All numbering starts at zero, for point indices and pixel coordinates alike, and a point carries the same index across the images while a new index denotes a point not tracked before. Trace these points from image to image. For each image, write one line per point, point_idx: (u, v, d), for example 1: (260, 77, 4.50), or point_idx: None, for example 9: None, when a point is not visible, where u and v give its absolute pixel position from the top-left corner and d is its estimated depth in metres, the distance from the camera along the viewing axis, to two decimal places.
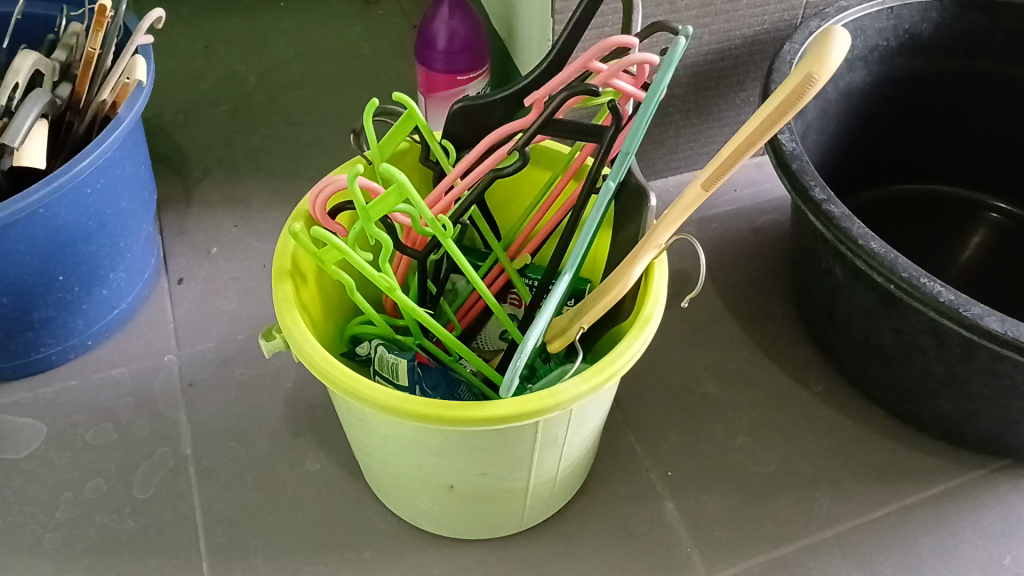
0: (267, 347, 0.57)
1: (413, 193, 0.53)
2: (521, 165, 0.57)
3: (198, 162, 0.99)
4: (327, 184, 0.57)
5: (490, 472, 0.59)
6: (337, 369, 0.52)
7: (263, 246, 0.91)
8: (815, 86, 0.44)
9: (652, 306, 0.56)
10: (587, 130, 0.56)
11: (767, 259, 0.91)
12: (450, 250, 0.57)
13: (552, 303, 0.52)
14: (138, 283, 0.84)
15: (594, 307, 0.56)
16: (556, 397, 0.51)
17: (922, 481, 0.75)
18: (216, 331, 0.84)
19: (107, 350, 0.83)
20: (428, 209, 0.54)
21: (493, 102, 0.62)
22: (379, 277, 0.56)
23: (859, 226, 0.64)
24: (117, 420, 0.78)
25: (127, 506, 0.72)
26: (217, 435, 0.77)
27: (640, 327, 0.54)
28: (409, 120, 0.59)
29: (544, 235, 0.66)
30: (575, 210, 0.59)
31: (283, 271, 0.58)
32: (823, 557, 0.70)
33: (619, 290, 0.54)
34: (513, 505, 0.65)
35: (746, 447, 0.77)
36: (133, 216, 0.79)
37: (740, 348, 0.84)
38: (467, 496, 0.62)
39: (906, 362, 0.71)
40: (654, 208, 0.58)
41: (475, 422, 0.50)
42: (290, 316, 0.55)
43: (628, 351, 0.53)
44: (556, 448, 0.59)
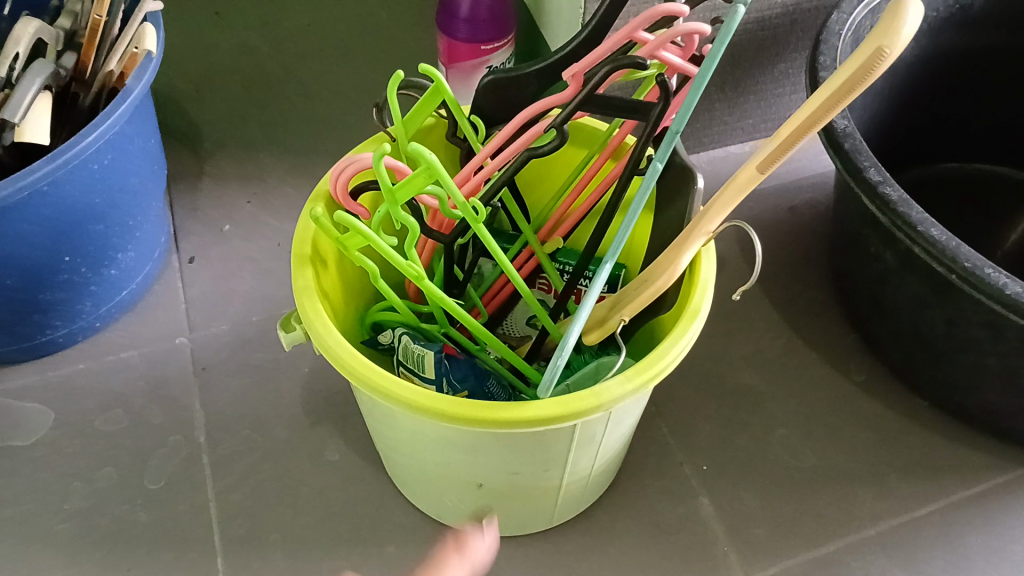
0: (286, 341, 0.54)
1: (444, 174, 0.48)
2: (558, 145, 0.53)
3: (210, 135, 0.95)
4: (348, 163, 0.53)
5: (522, 471, 0.56)
6: (363, 364, 0.48)
7: (278, 223, 0.88)
8: (886, 61, 0.39)
9: (700, 298, 0.52)
10: (633, 107, 0.52)
11: (805, 241, 0.87)
12: (482, 236, 0.53)
13: (592, 294, 0.49)
14: (148, 261, 0.81)
15: (636, 299, 0.52)
16: (598, 398, 0.47)
17: (970, 477, 0.71)
18: (230, 312, 0.81)
19: (117, 332, 0.79)
20: (459, 193, 0.50)
21: (525, 76, 0.58)
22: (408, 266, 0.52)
23: (918, 211, 0.60)
24: (129, 405, 0.75)
25: (140, 497, 0.70)
26: (232, 423, 0.74)
27: (687, 321, 0.51)
28: (437, 94, 0.54)
29: (578, 216, 0.62)
30: (615, 193, 0.55)
31: (302, 255, 0.54)
32: (865, 557, 0.67)
33: (665, 281, 0.51)
34: (543, 503, 0.62)
35: (784, 441, 0.73)
36: (143, 193, 0.75)
37: (777, 335, 0.80)
38: (497, 494, 0.59)
39: (958, 354, 0.67)
40: (702, 192, 0.53)
41: (512, 424, 0.47)
42: (310, 305, 0.51)
43: (675, 348, 0.49)
44: (592, 446, 0.56)
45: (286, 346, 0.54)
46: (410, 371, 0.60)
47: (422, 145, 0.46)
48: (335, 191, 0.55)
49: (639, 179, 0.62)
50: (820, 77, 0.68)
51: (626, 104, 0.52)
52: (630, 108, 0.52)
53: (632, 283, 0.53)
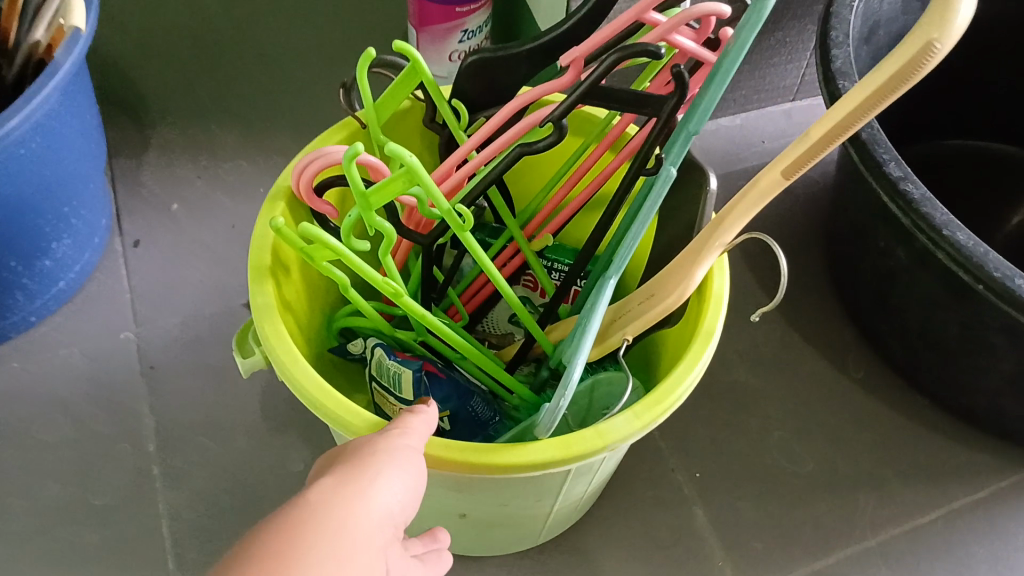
0: (243, 368, 0.47)
1: (426, 180, 0.40)
2: (555, 141, 0.46)
3: (155, 102, 0.87)
4: (313, 159, 0.45)
5: (512, 502, 0.50)
6: (335, 401, 0.42)
7: (232, 201, 0.80)
8: (935, 58, 0.31)
9: (713, 316, 0.46)
10: (643, 100, 0.45)
11: (800, 223, 0.82)
12: (468, 244, 0.46)
13: (598, 317, 0.43)
14: (87, 248, 0.73)
15: (644, 316, 0.47)
16: (604, 437, 0.42)
17: (972, 481, 0.68)
18: (180, 304, 0.74)
19: (54, 327, 0.72)
20: (443, 199, 0.42)
21: (518, 57, 0.48)
22: (384, 281, 0.45)
23: (942, 212, 0.54)
24: (70, 411, 0.68)
25: (84, 516, 0.63)
26: (186, 430, 0.67)
27: (702, 343, 0.45)
28: (416, 76, 0.47)
29: (569, 213, 0.56)
30: (618, 195, 0.49)
31: (261, 265, 0.47)
32: (866, 569, 0.64)
33: (677, 297, 0.45)
34: (530, 527, 0.57)
35: (781, 443, 0.69)
36: (80, 176, 0.67)
37: (772, 327, 0.76)
38: (481, 522, 0.54)
39: (969, 357, 0.63)
40: (715, 194, 0.47)
41: (507, 468, 0.41)
42: (272, 329, 0.45)
43: (688, 376, 0.44)
44: (589, 474, 0.51)
45: (245, 374, 0.48)
46: (383, 387, 0.54)
47: (399, 146, 0.38)
48: (298, 189, 0.48)
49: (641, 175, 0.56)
50: (832, 55, 0.62)
51: (636, 96, 0.45)
52: (638, 101, 0.45)
53: (638, 296, 0.48)
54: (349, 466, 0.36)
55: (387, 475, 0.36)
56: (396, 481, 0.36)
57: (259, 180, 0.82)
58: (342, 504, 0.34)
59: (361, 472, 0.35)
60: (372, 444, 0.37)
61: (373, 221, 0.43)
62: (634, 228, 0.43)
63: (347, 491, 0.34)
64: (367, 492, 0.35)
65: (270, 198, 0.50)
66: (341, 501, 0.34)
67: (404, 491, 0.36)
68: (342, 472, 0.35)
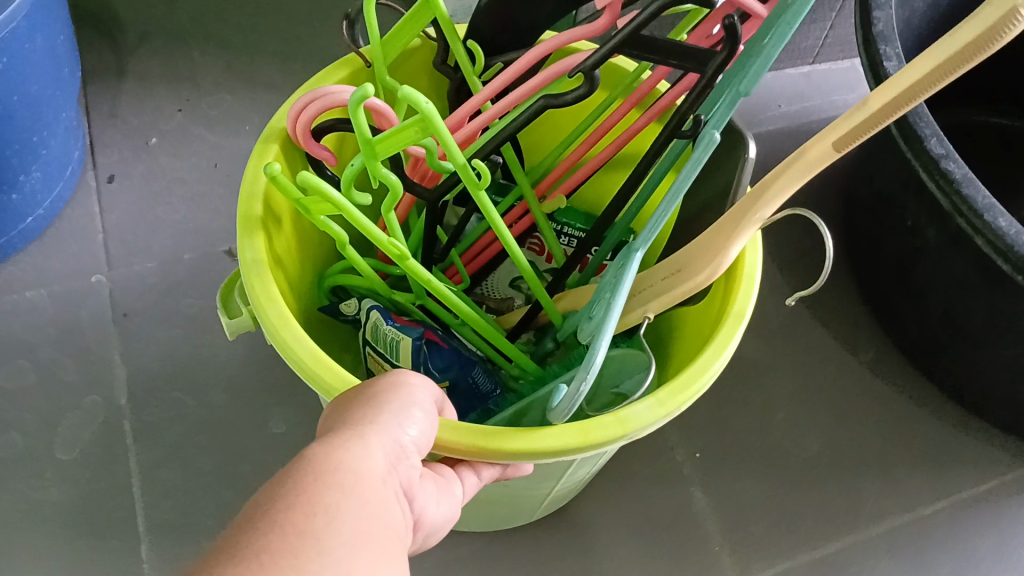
0: (229, 330, 0.42)
1: (441, 129, 0.34)
2: (586, 94, 0.40)
3: (132, 24, 0.80)
4: (313, 99, 0.40)
5: (511, 482, 0.47)
6: (335, 374, 0.38)
7: (214, 138, 0.75)
8: (1016, 26, 0.26)
9: (744, 298, 0.43)
10: (685, 52, 0.40)
11: (815, 194, 0.78)
12: (481, 202, 0.41)
13: (627, 284, 0.39)
14: (58, 183, 0.67)
15: (668, 294, 0.43)
16: (623, 426, 0.38)
17: (979, 471, 0.66)
18: (156, 248, 0.69)
19: (19, 267, 0.67)
20: (460, 152, 0.37)
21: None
22: (389, 242, 0.40)
23: (984, 195, 0.51)
24: (35, 357, 0.63)
25: (48, 471, 0.59)
26: (160, 383, 0.63)
27: (731, 327, 0.42)
28: (429, 11, 0.42)
29: (587, 174, 0.51)
30: (648, 157, 0.45)
31: (252, 212, 0.43)
32: (868, 559, 0.62)
33: (704, 278, 0.40)
34: (526, 506, 0.54)
35: (786, 424, 0.67)
36: (50, 103, 0.62)
37: (781, 302, 0.72)
38: (475, 499, 0.51)
39: (991, 346, 0.60)
40: (754, 162, 0.43)
41: (514, 454, 0.37)
42: (261, 286, 0.40)
43: (716, 363, 0.40)
44: (596, 458, 0.48)
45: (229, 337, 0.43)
46: (378, 352, 0.50)
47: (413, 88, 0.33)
48: (294, 133, 0.42)
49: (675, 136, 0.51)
50: (874, 18, 0.58)
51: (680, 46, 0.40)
52: (682, 53, 0.40)
53: (662, 271, 0.44)
54: (359, 406, 0.32)
55: (403, 413, 0.32)
56: (413, 420, 0.33)
57: (244, 118, 0.76)
58: (361, 444, 0.30)
59: (373, 411, 0.32)
60: (377, 387, 0.34)
61: (380, 173, 0.37)
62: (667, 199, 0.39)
63: (363, 430, 0.31)
64: (385, 431, 0.31)
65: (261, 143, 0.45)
66: (359, 442, 0.30)
67: (421, 430, 0.33)
68: (352, 413, 0.32)
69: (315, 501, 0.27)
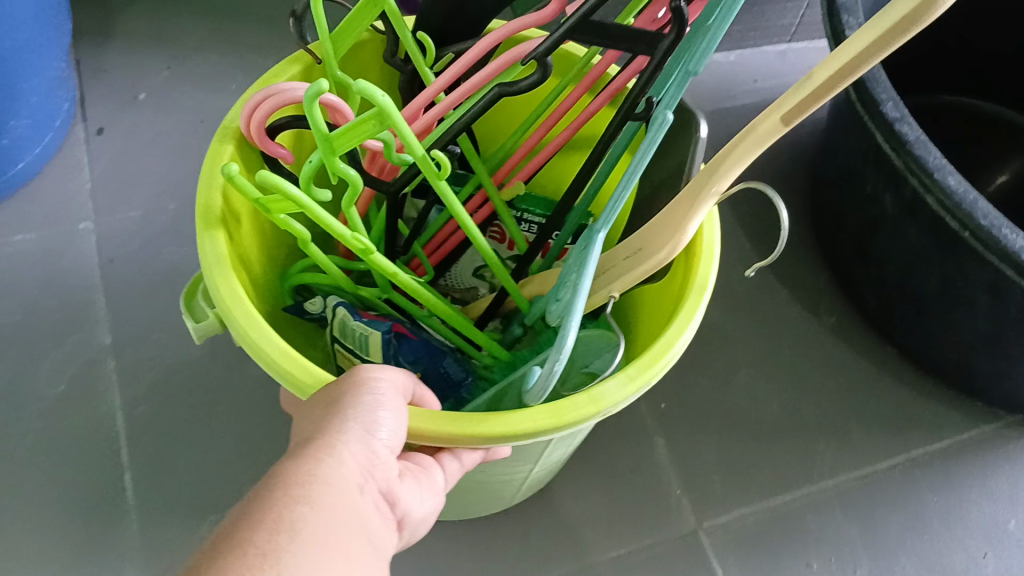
0: (196, 334, 0.40)
1: (398, 119, 0.33)
2: (539, 80, 0.40)
3: None
4: (266, 96, 0.38)
5: (488, 468, 0.49)
6: (300, 369, 0.36)
7: (198, 94, 0.77)
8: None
9: (705, 270, 0.43)
10: (636, 35, 0.40)
11: (785, 166, 0.81)
12: (442, 193, 0.40)
13: (592, 262, 0.38)
14: (48, 131, 0.69)
15: (632, 274, 0.42)
16: (597, 403, 0.37)
17: (932, 433, 0.69)
18: (141, 197, 0.71)
19: (8, 211, 0.69)
20: (417, 145, 0.36)
21: None
22: (351, 235, 0.39)
23: (936, 156, 0.54)
24: (20, 299, 0.65)
25: (32, 405, 0.61)
26: (141, 327, 0.65)
27: (695, 298, 0.42)
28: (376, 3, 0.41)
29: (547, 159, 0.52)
30: (604, 145, 0.44)
31: (210, 208, 0.41)
32: (822, 513, 0.64)
33: (666, 254, 0.39)
34: (504, 492, 0.55)
35: (747, 383, 0.69)
36: (41, 49, 0.64)
37: (748, 268, 0.75)
38: (454, 487, 0.52)
39: (944, 311, 0.63)
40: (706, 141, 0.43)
41: (479, 439, 0.36)
42: (223, 288, 0.38)
43: (682, 335, 0.40)
44: (570, 439, 0.49)
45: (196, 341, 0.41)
46: (348, 348, 0.50)
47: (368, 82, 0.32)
48: (247, 133, 0.40)
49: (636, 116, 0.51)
50: None
51: (628, 33, 0.40)
52: (633, 38, 0.40)
53: (626, 253, 0.42)
54: (329, 411, 0.33)
55: (373, 415, 0.33)
56: (382, 422, 0.34)
57: (230, 76, 0.78)
58: (328, 461, 0.31)
59: (344, 417, 0.33)
60: (345, 384, 0.34)
61: (338, 168, 0.36)
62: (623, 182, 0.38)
63: (333, 442, 0.32)
64: (355, 441, 0.32)
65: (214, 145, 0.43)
66: (328, 457, 0.31)
67: (391, 430, 0.34)
68: (320, 419, 0.33)
69: (285, 527, 0.29)
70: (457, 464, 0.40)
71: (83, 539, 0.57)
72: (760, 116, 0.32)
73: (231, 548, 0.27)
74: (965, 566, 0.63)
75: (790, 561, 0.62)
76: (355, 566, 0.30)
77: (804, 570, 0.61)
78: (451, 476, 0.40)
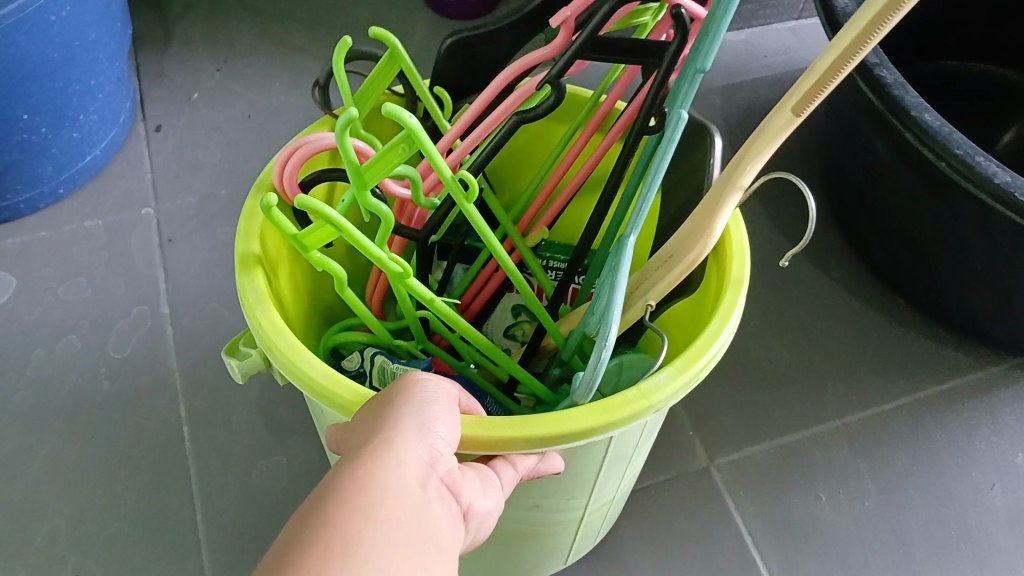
0: (239, 370, 0.43)
1: (427, 145, 0.34)
2: (556, 102, 0.41)
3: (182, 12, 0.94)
4: (297, 147, 0.40)
5: (543, 503, 0.49)
6: (354, 398, 0.37)
7: (246, 92, 0.86)
8: None
9: (739, 266, 0.42)
10: (643, 47, 0.40)
11: (795, 137, 0.86)
12: (471, 216, 0.41)
13: (626, 269, 0.39)
14: (112, 127, 0.79)
15: (661, 283, 0.42)
16: (648, 397, 0.37)
17: (938, 374, 0.72)
18: (198, 184, 0.79)
19: (79, 200, 0.77)
20: (443, 163, 0.37)
21: (500, 29, 0.46)
22: (388, 260, 0.39)
23: (912, 96, 0.60)
24: (92, 275, 0.73)
25: (103, 367, 0.68)
26: (199, 297, 0.72)
27: (733, 294, 0.41)
28: (394, 62, 0.40)
29: (569, 195, 0.51)
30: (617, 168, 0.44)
31: (250, 260, 0.42)
32: (830, 447, 0.68)
33: (697, 254, 0.39)
34: (560, 538, 0.56)
35: (761, 334, 0.73)
36: (103, 51, 0.75)
37: (761, 230, 0.80)
38: (511, 532, 0.52)
39: (940, 253, 0.67)
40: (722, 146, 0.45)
41: (529, 441, 0.37)
42: (269, 325, 0.40)
43: (722, 335, 0.39)
44: (622, 464, 0.49)
45: (237, 379, 0.44)
46: None
47: (396, 105, 0.32)
48: (281, 187, 0.42)
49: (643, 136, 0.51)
50: None
51: (632, 44, 0.40)
52: (640, 48, 0.40)
53: (655, 260, 0.43)
54: (385, 413, 0.34)
55: (426, 414, 0.34)
56: (438, 429, 0.34)
57: (275, 76, 0.87)
58: (383, 463, 0.31)
59: (399, 417, 0.33)
60: (397, 390, 0.35)
61: (369, 201, 0.37)
62: (644, 189, 0.39)
63: (393, 440, 0.32)
64: (415, 438, 0.33)
65: (247, 209, 0.44)
66: (391, 454, 0.32)
67: (447, 427, 0.35)
68: (378, 424, 0.33)
69: (359, 525, 0.29)
70: (512, 471, 0.39)
71: (154, 481, 0.63)
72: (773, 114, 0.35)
73: (308, 549, 0.28)
74: (973, 497, 0.66)
75: (800, 493, 0.66)
76: (429, 557, 0.30)
77: (813, 502, 0.66)
78: (508, 486, 0.39)
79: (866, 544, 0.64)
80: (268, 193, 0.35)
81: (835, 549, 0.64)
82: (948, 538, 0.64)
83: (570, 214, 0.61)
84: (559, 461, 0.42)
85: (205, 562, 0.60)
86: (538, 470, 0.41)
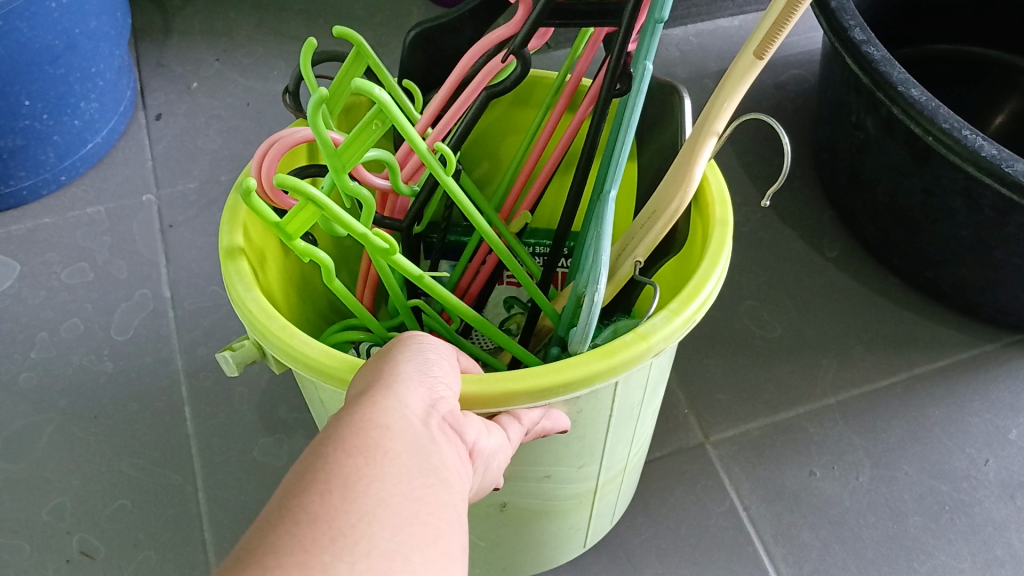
0: (234, 360, 0.40)
1: (401, 120, 0.34)
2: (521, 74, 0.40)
3: (185, 13, 0.98)
4: (274, 142, 0.38)
5: (556, 474, 0.46)
6: (347, 369, 0.36)
7: (246, 81, 0.90)
8: None
9: (722, 209, 0.42)
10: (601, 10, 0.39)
11: (783, 122, 0.88)
12: (454, 191, 0.40)
13: (608, 223, 0.39)
14: (113, 115, 0.83)
15: (647, 238, 0.41)
16: (647, 338, 0.36)
17: (933, 352, 0.72)
18: (198, 172, 0.82)
19: (82, 186, 0.81)
20: (420, 139, 0.36)
21: (461, 17, 0.48)
22: (373, 235, 0.36)
23: (899, 72, 0.61)
24: (95, 260, 0.75)
25: (106, 348, 0.70)
26: (200, 279, 0.74)
27: (720, 231, 0.41)
28: (361, 59, 0.39)
29: (547, 177, 0.51)
30: (592, 141, 0.43)
31: (235, 251, 0.40)
32: (824, 424, 0.68)
33: (678, 205, 0.39)
34: (576, 517, 0.53)
35: (752, 311, 0.75)
36: (104, 40, 0.78)
37: (753, 211, 0.81)
38: (524, 513, 0.49)
39: (932, 226, 0.67)
40: (690, 104, 0.46)
41: (531, 395, 0.36)
42: (259, 313, 0.38)
43: (716, 270, 0.39)
44: (631, 425, 0.47)
45: (232, 372, 0.41)
46: None
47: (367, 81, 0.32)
48: (262, 186, 0.40)
49: (616, 104, 0.52)
50: None
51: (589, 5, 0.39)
52: (599, 10, 0.39)
53: (639, 219, 0.42)
54: (381, 363, 0.32)
55: (423, 360, 0.33)
56: (439, 382, 0.32)
57: (274, 65, 0.91)
58: (387, 405, 0.29)
59: (396, 363, 0.32)
60: (392, 345, 0.33)
61: (349, 183, 0.36)
62: (619, 140, 0.41)
63: (392, 383, 0.31)
64: (412, 381, 0.31)
65: (230, 204, 0.42)
66: (390, 395, 0.30)
67: (445, 374, 0.33)
68: (376, 375, 0.31)
69: (358, 462, 0.27)
70: (518, 427, 0.36)
71: (157, 457, 0.64)
72: (738, 58, 0.37)
73: (306, 491, 0.26)
74: (967, 470, 0.65)
75: (794, 468, 0.65)
76: (438, 494, 0.28)
77: (807, 477, 0.65)
78: (516, 440, 0.36)
79: (861, 518, 0.63)
80: (247, 177, 0.33)
81: (830, 523, 0.63)
82: (942, 511, 0.63)
83: (546, 200, 0.61)
84: (565, 419, 0.40)
85: (208, 535, 0.61)
86: (543, 429, 0.38)
